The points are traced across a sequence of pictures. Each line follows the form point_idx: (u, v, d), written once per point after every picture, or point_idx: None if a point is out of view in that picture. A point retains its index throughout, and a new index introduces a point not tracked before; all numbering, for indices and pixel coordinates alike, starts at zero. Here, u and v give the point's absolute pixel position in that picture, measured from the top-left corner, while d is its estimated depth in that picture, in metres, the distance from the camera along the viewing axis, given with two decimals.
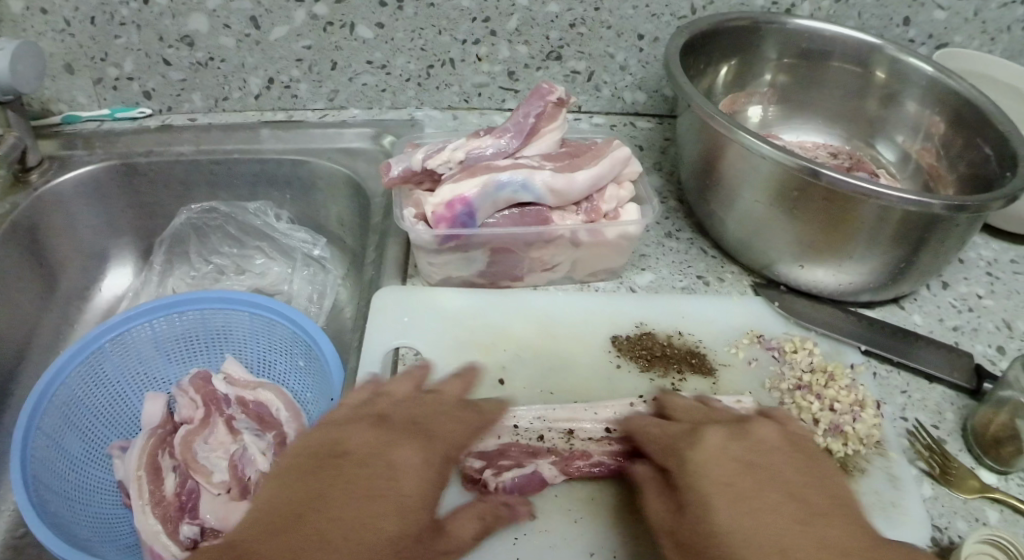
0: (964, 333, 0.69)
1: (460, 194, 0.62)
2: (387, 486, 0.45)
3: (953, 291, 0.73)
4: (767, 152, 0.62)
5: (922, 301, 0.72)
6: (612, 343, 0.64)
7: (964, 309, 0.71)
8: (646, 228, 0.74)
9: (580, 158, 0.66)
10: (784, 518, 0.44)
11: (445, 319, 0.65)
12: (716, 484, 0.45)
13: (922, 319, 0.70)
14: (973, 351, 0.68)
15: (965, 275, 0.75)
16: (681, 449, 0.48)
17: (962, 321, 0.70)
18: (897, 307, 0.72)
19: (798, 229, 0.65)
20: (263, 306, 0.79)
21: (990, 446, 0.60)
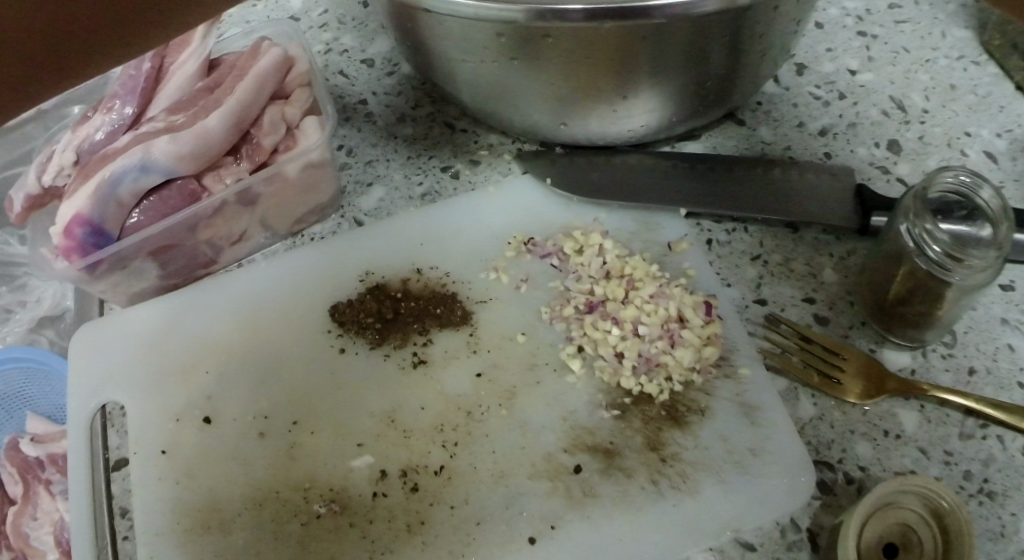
0: (837, 136, 0.47)
1: (74, 211, 0.45)
2: None
3: (814, 75, 0.50)
4: (472, 11, 0.37)
5: (770, 105, 0.49)
6: (331, 317, 0.47)
7: (833, 97, 0.49)
8: (363, 125, 0.53)
9: (218, 92, 0.47)
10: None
11: (143, 350, 0.51)
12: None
13: (773, 133, 0.48)
14: (854, 162, 0.46)
15: (827, 48, 0.52)
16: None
17: (833, 118, 0.48)
18: (738, 124, 0.49)
19: (551, 80, 0.43)
20: (31, 358, 0.67)
21: (892, 314, 0.41)
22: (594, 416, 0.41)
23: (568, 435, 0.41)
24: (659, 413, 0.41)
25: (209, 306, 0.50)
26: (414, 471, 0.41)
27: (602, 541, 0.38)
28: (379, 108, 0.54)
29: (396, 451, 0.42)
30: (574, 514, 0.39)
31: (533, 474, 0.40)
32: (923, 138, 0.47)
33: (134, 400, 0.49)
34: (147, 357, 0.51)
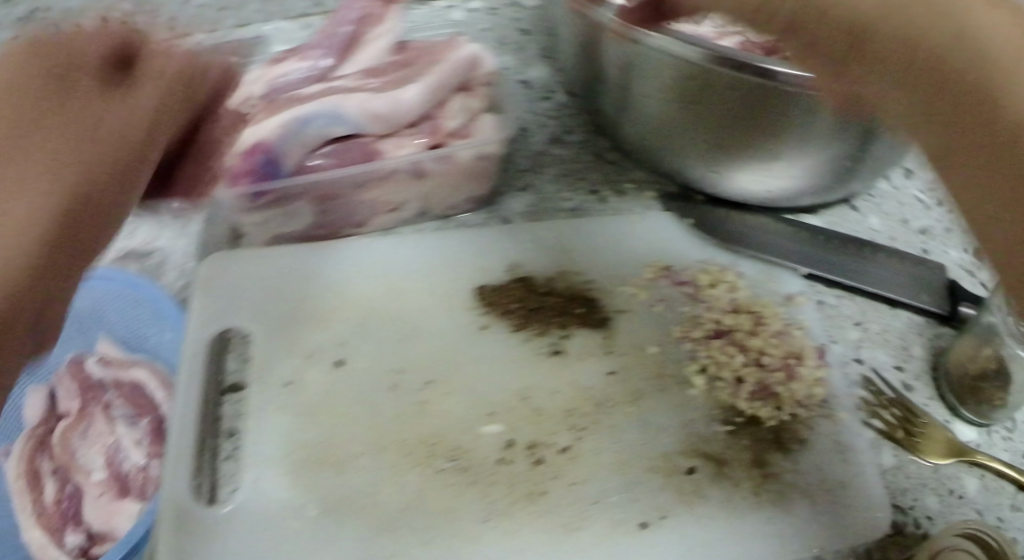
0: (933, 237, 0.55)
1: (262, 136, 0.48)
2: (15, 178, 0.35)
3: (916, 182, 0.58)
4: (656, 41, 0.44)
5: (880, 198, 0.57)
6: (476, 297, 0.51)
7: (932, 204, 0.57)
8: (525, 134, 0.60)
9: (412, 69, 0.51)
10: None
11: (271, 288, 0.54)
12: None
13: (880, 223, 0.55)
14: (946, 262, 0.53)
15: (926, 160, 0.60)
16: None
17: (929, 222, 0.56)
18: (848, 209, 0.56)
19: (708, 128, 0.49)
20: (104, 275, 0.68)
21: (967, 392, 0.47)
22: (710, 428, 0.46)
23: (687, 440, 0.46)
24: (767, 436, 0.46)
25: (348, 264, 0.54)
26: (540, 446, 0.45)
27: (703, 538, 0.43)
28: (536, 125, 0.61)
29: (526, 425, 0.46)
30: (683, 510, 0.44)
31: (650, 469, 0.45)
32: None
33: (262, 333, 0.52)
34: (277, 296, 0.53)
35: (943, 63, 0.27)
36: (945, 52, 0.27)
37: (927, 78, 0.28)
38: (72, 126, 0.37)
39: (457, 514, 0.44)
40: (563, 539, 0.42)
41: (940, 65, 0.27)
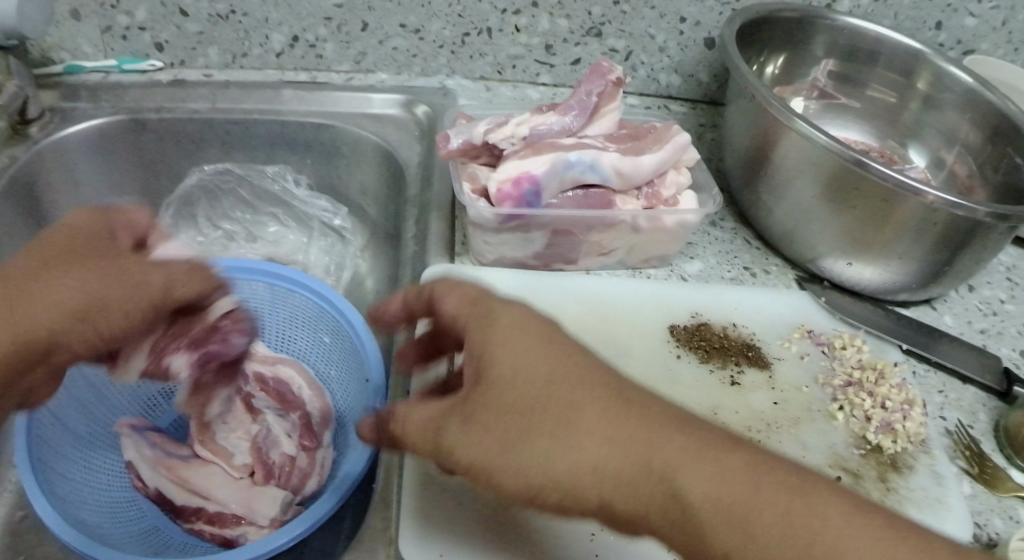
0: (990, 336, 0.75)
1: (528, 170, 0.59)
2: (565, 443, 0.38)
3: (978, 294, 0.80)
4: (824, 143, 0.64)
5: (951, 303, 0.78)
6: (670, 333, 0.64)
7: (989, 313, 0.78)
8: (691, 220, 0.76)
9: (644, 141, 0.64)
10: (536, 376, 0.40)
11: (497, 300, 0.63)
12: (505, 357, 0.41)
13: (952, 320, 0.76)
14: (1000, 353, 0.74)
15: (989, 280, 0.82)
16: (495, 337, 0.42)
17: (987, 325, 0.77)
18: (930, 308, 0.77)
19: (846, 223, 0.68)
20: (285, 276, 0.76)
21: (1021, 445, 0.60)
22: (847, 450, 0.60)
23: (833, 456, 0.59)
24: (886, 460, 0.59)
25: (564, 292, 0.65)
26: None
27: None
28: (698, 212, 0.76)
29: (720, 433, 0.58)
30: None
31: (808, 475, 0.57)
32: None
33: None
34: None
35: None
36: (736, 537, 0.36)
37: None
38: (514, 384, 0.40)
39: None
40: None
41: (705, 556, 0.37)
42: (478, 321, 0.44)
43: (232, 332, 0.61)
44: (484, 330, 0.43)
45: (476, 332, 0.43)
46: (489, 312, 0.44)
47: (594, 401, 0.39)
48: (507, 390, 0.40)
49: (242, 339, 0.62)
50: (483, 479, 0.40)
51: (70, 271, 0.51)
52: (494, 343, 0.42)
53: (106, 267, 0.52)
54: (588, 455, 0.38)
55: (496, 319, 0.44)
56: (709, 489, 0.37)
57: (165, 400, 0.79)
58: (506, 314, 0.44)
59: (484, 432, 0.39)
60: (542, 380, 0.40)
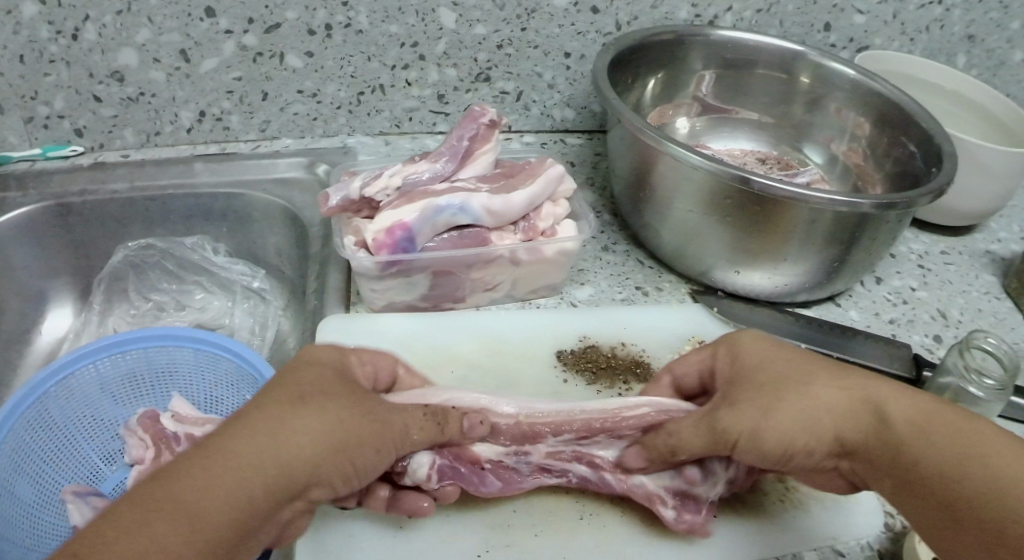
0: (899, 324, 0.77)
1: (400, 219, 0.62)
2: (801, 409, 0.49)
3: (887, 286, 0.81)
4: (698, 163, 0.65)
5: (857, 298, 0.79)
6: (557, 358, 0.66)
7: (899, 302, 0.80)
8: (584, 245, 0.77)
9: (516, 178, 0.67)
10: (327, 436, 0.46)
11: (386, 346, 0.65)
12: (293, 422, 0.45)
13: (858, 314, 0.77)
14: (911, 341, 0.75)
15: (898, 270, 0.83)
16: (791, 376, 0.51)
17: (897, 314, 0.78)
18: (835, 305, 0.78)
19: (731, 234, 0.69)
20: (207, 340, 0.78)
21: None
22: None
23: None
24: None
25: (452, 329, 0.67)
26: None
27: (750, 528, 0.59)
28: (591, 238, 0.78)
29: None
30: (732, 511, 0.60)
31: None
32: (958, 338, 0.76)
33: None
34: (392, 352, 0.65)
35: (972, 498, 0.44)
36: (972, 462, 0.44)
37: (958, 506, 0.44)
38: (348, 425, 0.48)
39: (558, 515, 0.59)
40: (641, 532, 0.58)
41: (951, 491, 0.44)
42: (284, 397, 0.47)
43: (496, 474, 0.58)
44: (735, 370, 0.54)
45: (260, 419, 0.45)
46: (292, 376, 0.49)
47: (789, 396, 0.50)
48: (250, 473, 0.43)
49: (502, 485, 0.57)
50: (746, 446, 0.50)
51: (192, 479, 0.41)
52: (231, 448, 0.43)
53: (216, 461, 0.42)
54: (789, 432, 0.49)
55: (289, 399, 0.47)
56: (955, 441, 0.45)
57: (106, 466, 0.81)
58: (303, 370, 0.50)
59: (757, 394, 0.51)
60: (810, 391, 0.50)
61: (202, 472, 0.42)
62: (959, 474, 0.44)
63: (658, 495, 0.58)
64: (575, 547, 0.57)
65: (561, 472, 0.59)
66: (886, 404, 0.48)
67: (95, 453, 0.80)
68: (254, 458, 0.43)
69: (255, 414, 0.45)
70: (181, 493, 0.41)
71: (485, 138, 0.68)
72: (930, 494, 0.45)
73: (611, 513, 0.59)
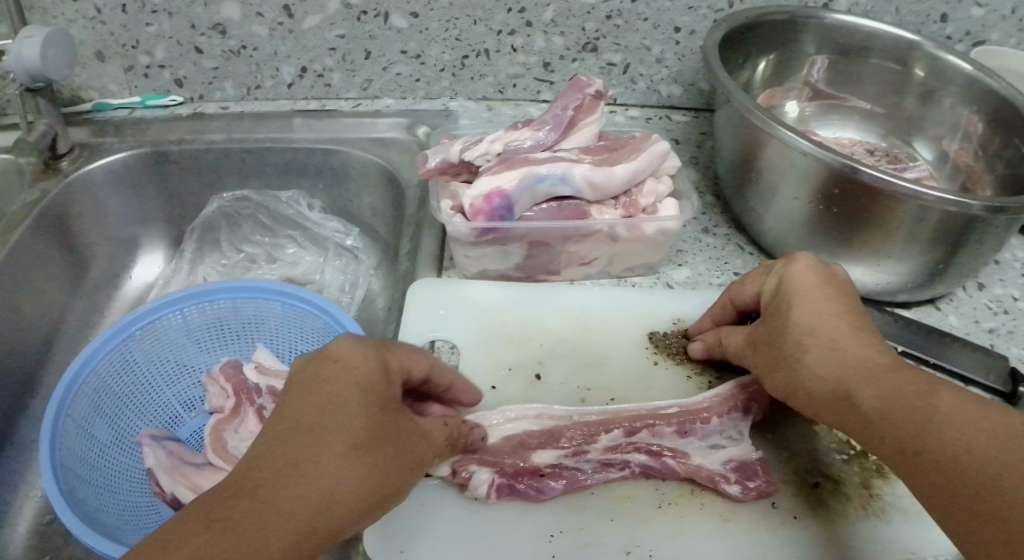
0: (999, 335, 0.72)
1: (499, 186, 0.61)
2: (824, 359, 0.50)
3: (988, 293, 0.76)
4: (807, 149, 0.63)
5: (958, 303, 0.75)
6: (649, 340, 0.65)
7: (1000, 311, 0.75)
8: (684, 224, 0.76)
9: (620, 152, 0.65)
10: (363, 482, 0.43)
11: (479, 313, 0.65)
12: (327, 470, 0.42)
13: (958, 320, 0.74)
14: (1009, 354, 0.71)
15: (1001, 277, 0.78)
16: (803, 322, 0.53)
17: (997, 324, 0.74)
18: (934, 308, 0.75)
19: (835, 225, 0.67)
20: (294, 296, 0.78)
21: None
22: (829, 455, 0.60)
23: (812, 462, 0.60)
24: (871, 467, 0.60)
25: (546, 301, 0.66)
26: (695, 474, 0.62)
27: (828, 533, 0.56)
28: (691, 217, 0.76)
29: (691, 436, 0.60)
30: (812, 514, 0.57)
31: (784, 481, 0.59)
32: None
33: (473, 344, 0.63)
34: (485, 319, 0.65)
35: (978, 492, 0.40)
36: (931, 437, 0.43)
37: (923, 478, 0.43)
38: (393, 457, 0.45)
39: (635, 502, 0.57)
40: (720, 526, 0.56)
41: (954, 480, 0.41)
42: (328, 432, 0.43)
43: (555, 477, 0.57)
44: (775, 295, 0.56)
45: (299, 472, 0.42)
46: (329, 400, 0.45)
47: (822, 349, 0.51)
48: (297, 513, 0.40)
49: (562, 487, 0.57)
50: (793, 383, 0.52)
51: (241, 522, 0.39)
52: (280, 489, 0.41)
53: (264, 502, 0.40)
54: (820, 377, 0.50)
55: (335, 428, 0.44)
56: (974, 434, 0.42)
57: (185, 412, 0.82)
58: (348, 381, 0.46)
59: (765, 354, 0.55)
60: (842, 352, 0.50)
61: (241, 525, 0.39)
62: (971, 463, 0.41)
63: (719, 474, 0.58)
64: (647, 534, 0.55)
65: (622, 466, 0.58)
66: (860, 390, 0.48)
67: (176, 399, 0.82)
68: (298, 518, 0.40)
69: (297, 464, 0.42)
70: (232, 543, 0.38)
71: (591, 108, 0.66)
72: (936, 482, 0.42)
73: (688, 504, 0.57)
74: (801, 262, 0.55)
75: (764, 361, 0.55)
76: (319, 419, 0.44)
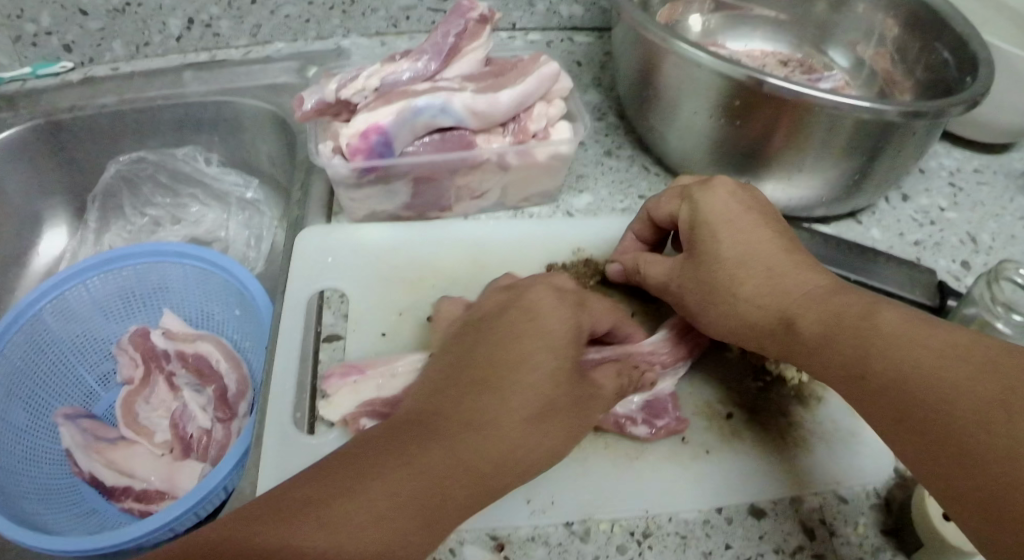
0: (925, 248, 0.70)
1: (375, 122, 0.57)
2: (867, 336, 0.42)
3: (913, 204, 0.73)
4: (705, 61, 0.59)
5: (880, 215, 0.72)
6: (547, 271, 0.62)
7: (925, 222, 0.72)
8: (585, 148, 0.73)
9: (505, 77, 0.61)
10: (552, 353, 0.46)
11: (366, 255, 0.62)
12: (523, 367, 0.45)
13: (880, 234, 0.71)
14: (937, 267, 0.68)
15: (926, 187, 0.75)
16: (712, 221, 0.51)
17: (923, 235, 0.71)
18: (855, 222, 0.72)
19: (742, 141, 0.64)
20: (195, 256, 0.76)
21: None
22: (742, 383, 0.59)
23: (727, 393, 0.58)
24: (789, 394, 0.58)
25: (439, 239, 0.63)
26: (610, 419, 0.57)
27: (744, 466, 0.55)
28: (593, 139, 0.73)
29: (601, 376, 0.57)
30: (727, 449, 0.55)
31: (697, 415, 0.57)
32: (987, 265, 0.69)
33: (363, 289, 0.61)
34: (375, 262, 0.62)
35: (928, 412, 0.38)
36: (896, 387, 0.40)
37: (872, 397, 0.41)
38: (524, 327, 0.47)
39: None
40: (630, 467, 0.54)
41: (916, 419, 0.39)
42: (505, 369, 0.45)
43: None
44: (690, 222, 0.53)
45: (483, 393, 0.44)
46: (476, 339, 0.48)
47: (810, 320, 0.45)
48: (498, 412, 0.44)
49: None
50: (753, 288, 0.48)
51: (466, 440, 0.42)
52: (482, 408, 0.44)
53: (469, 421, 0.43)
54: (843, 359, 0.43)
55: (489, 342, 0.47)
56: (934, 379, 0.39)
57: (101, 386, 0.80)
58: (492, 313, 0.50)
59: (718, 287, 0.50)
60: (870, 325, 0.43)
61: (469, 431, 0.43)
62: (936, 407, 0.38)
63: (625, 417, 0.55)
64: (553, 479, 0.53)
65: None
66: (821, 345, 0.44)
67: (90, 375, 0.80)
68: (508, 411, 0.44)
69: (483, 386, 0.45)
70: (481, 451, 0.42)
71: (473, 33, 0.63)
72: (902, 424, 0.39)
73: (592, 442, 0.55)
74: (718, 187, 0.52)
75: (768, 283, 0.48)
76: (476, 352, 0.47)
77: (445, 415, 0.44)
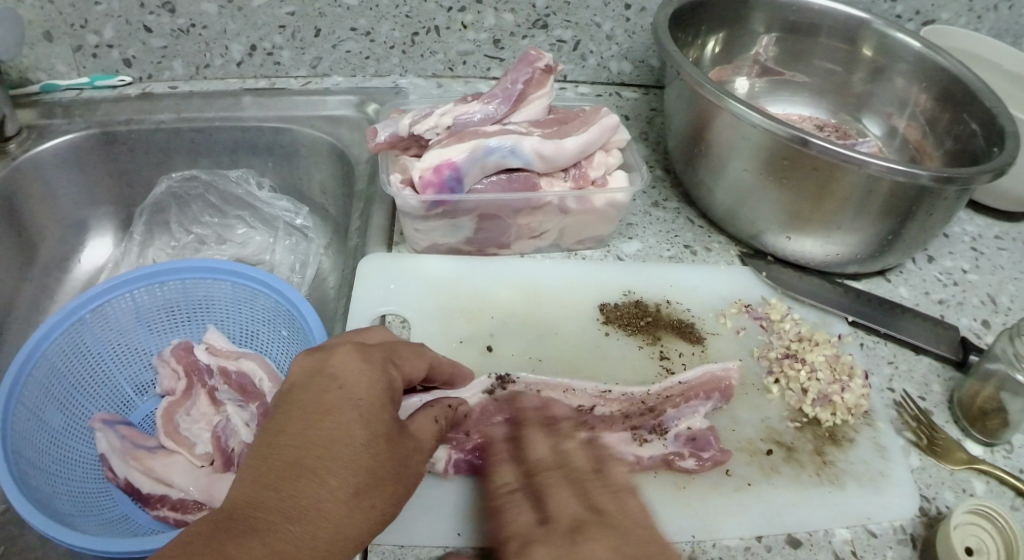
0: (949, 306, 0.73)
1: (448, 158, 0.60)
2: None
3: (938, 265, 0.77)
4: (757, 121, 0.63)
5: (908, 275, 0.76)
6: (601, 311, 0.66)
7: (949, 283, 0.76)
8: (635, 198, 0.77)
9: (569, 125, 0.65)
10: (364, 438, 0.45)
11: (427, 285, 0.65)
12: (340, 451, 0.44)
13: (908, 292, 0.75)
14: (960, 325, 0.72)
15: (950, 251, 0.79)
16: None
17: (947, 295, 0.75)
18: (884, 279, 0.76)
19: (784, 196, 0.67)
20: (247, 276, 0.79)
21: (977, 417, 0.60)
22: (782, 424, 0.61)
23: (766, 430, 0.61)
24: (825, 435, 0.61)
25: (496, 275, 0.66)
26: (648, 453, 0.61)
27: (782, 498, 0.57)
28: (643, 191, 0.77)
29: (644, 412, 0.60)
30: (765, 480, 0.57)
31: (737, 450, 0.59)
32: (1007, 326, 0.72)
33: (423, 318, 0.63)
34: (435, 293, 0.64)
35: None
36: None
37: None
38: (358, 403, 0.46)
39: None
40: (676, 494, 0.56)
41: None
42: (317, 450, 0.44)
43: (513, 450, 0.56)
44: None
45: (296, 480, 0.42)
46: (323, 411, 0.45)
47: None
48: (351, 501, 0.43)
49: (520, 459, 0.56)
50: None
51: (305, 526, 0.41)
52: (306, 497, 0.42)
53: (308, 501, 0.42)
54: None
55: (308, 422, 0.45)
56: None
57: (137, 396, 0.81)
58: (349, 401, 0.46)
59: None
60: None
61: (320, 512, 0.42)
62: None
63: (673, 453, 0.58)
64: None
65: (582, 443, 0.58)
66: None
67: (127, 384, 0.81)
68: (336, 504, 0.42)
69: (292, 472, 0.43)
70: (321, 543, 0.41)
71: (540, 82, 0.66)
72: None
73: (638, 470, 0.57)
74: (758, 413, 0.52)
75: None
76: (312, 434, 0.44)
77: (270, 502, 0.41)
